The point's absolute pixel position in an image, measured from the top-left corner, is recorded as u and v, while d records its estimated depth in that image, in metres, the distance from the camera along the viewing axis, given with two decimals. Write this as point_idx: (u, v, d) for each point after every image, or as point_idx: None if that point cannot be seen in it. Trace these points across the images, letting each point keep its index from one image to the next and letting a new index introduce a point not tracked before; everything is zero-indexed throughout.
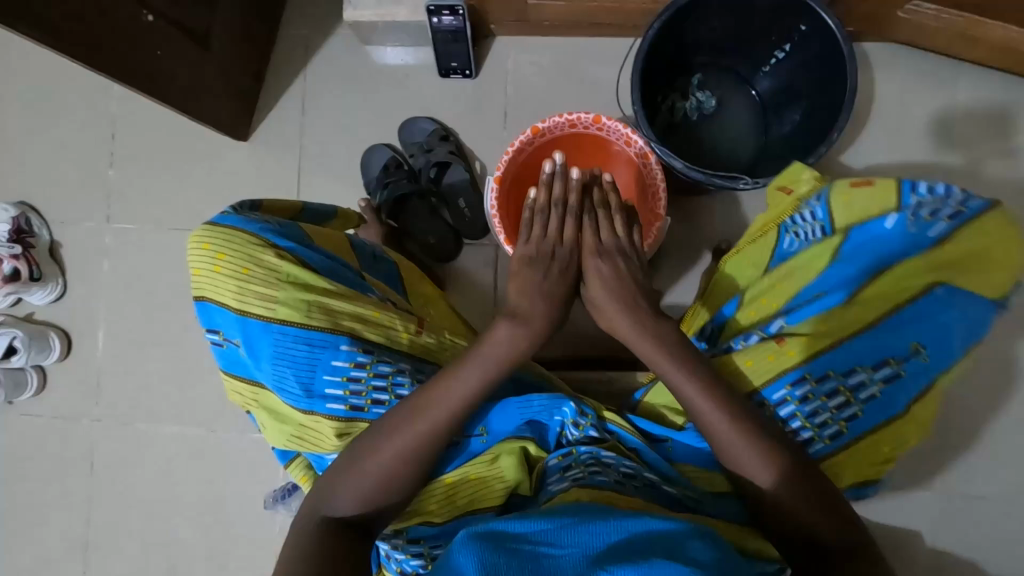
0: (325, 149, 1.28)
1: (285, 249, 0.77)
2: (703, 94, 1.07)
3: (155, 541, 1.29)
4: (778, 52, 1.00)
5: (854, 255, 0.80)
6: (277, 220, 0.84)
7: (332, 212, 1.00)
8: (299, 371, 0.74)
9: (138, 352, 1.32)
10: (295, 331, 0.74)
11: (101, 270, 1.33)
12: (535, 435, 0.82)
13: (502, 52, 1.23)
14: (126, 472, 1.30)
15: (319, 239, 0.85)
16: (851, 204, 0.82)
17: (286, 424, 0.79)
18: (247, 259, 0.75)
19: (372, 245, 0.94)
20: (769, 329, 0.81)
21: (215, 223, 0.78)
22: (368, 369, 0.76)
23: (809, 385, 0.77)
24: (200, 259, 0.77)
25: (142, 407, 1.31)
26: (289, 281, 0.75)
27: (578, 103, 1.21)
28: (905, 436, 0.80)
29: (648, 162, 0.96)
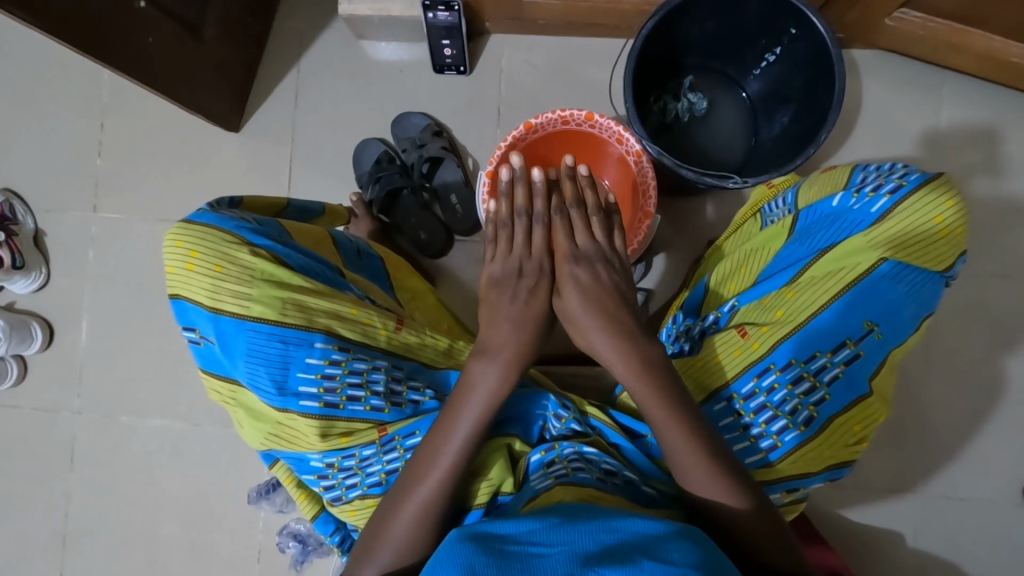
0: (318, 144, 1.27)
1: (261, 247, 0.73)
2: (694, 96, 1.08)
3: (137, 535, 1.27)
4: (768, 56, 1.01)
5: (805, 235, 0.79)
6: (255, 216, 0.81)
7: (321, 210, 1.01)
8: (273, 369, 0.71)
9: (122, 344, 1.30)
10: (269, 328, 0.70)
11: (87, 259, 1.31)
12: (519, 430, 0.83)
13: (496, 50, 1.23)
14: (108, 464, 1.28)
15: (297, 235, 0.83)
16: (814, 187, 0.82)
17: (263, 422, 0.75)
18: (221, 256, 0.71)
19: (356, 241, 0.93)
20: (724, 310, 0.82)
21: (188, 221, 0.74)
22: (343, 366, 0.73)
23: (774, 375, 0.74)
24: (173, 257, 0.72)
25: (125, 399, 1.29)
26: (263, 279, 0.71)
27: (571, 102, 1.22)
28: (874, 415, 0.76)
29: (639, 160, 0.96)
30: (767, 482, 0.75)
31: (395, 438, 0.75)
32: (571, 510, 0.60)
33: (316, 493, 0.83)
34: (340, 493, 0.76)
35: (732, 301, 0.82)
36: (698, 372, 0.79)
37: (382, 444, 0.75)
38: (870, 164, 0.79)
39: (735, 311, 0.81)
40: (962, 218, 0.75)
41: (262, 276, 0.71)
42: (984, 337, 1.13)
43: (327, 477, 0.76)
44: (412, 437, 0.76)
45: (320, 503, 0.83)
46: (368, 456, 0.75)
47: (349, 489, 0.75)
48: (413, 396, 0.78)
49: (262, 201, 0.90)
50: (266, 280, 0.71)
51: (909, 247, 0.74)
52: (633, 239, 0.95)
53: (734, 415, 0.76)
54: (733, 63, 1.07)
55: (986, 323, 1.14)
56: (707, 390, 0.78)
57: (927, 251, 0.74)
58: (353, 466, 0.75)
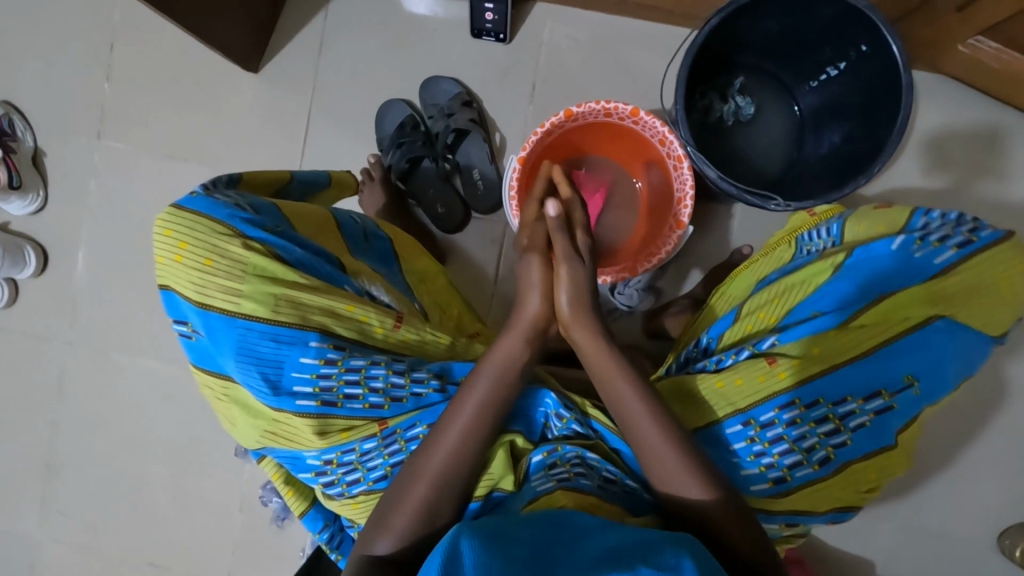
0: (339, 97, 1.21)
1: (254, 239, 0.68)
2: (743, 99, 1.03)
3: (122, 471, 1.27)
4: (830, 68, 0.94)
5: (855, 271, 0.71)
6: (249, 198, 0.74)
7: (326, 181, 0.93)
8: (267, 366, 0.67)
9: (118, 279, 1.27)
10: (261, 326, 0.66)
11: (88, 188, 1.26)
12: (522, 427, 0.80)
13: (540, 22, 1.16)
14: (97, 398, 1.27)
15: (294, 219, 0.76)
16: (866, 222, 0.76)
17: (259, 419, 0.72)
18: (211, 250, 0.66)
19: (363, 223, 0.87)
20: (760, 345, 0.72)
21: (180, 206, 0.69)
22: (339, 365, 0.69)
23: (798, 411, 0.68)
24: (162, 247, 0.68)
25: (119, 336, 1.27)
26: (254, 274, 0.66)
27: (611, 88, 1.15)
28: (891, 467, 0.72)
29: (681, 165, 0.90)
30: (767, 512, 0.72)
31: (396, 432, 0.73)
32: (574, 518, 0.59)
33: (304, 488, 0.80)
34: (341, 488, 0.73)
35: (771, 337, 0.72)
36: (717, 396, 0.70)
37: (382, 438, 0.72)
38: (933, 212, 0.74)
39: (772, 347, 0.71)
40: (1017, 288, 0.71)
41: (254, 270, 0.67)
42: (992, 387, 1.12)
43: (327, 472, 0.73)
44: (412, 429, 0.73)
45: (308, 500, 0.80)
46: (369, 450, 0.72)
47: (351, 484, 0.73)
48: (415, 389, 0.73)
49: (269, 174, 0.83)
50: (259, 274, 0.67)
51: (963, 305, 0.69)
52: (662, 246, 0.91)
53: (747, 442, 0.70)
54: (791, 69, 1.00)
55: (997, 373, 1.13)
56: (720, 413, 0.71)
57: (981, 313, 0.70)
58: (353, 461, 0.72)
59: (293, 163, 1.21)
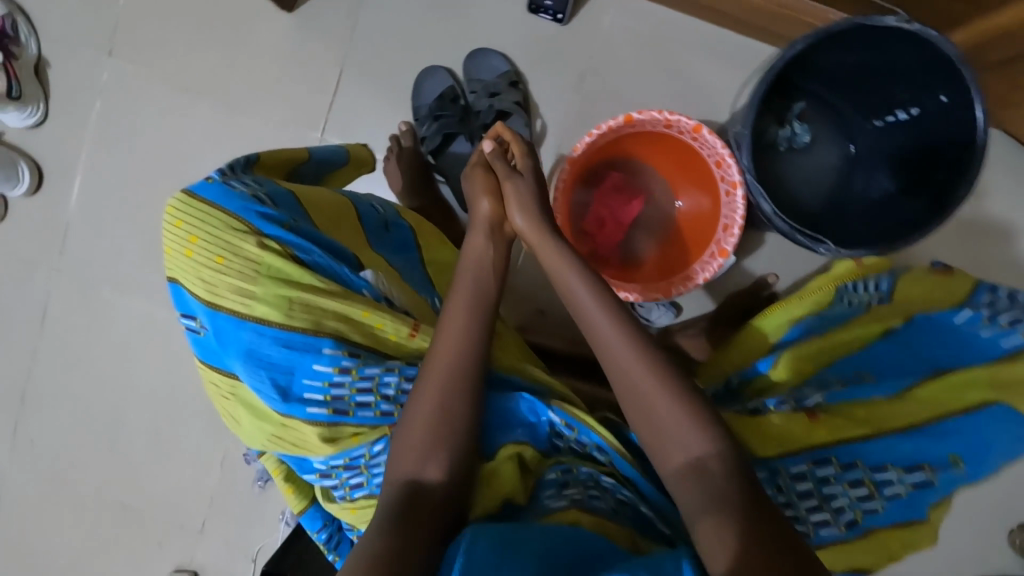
0: (374, 53, 1.13)
1: (270, 236, 0.59)
2: (800, 126, 0.98)
3: (99, 408, 1.23)
4: (900, 112, 0.89)
5: (913, 337, 0.72)
6: (262, 181, 0.66)
7: (344, 162, 0.88)
8: (276, 369, 0.58)
9: (116, 210, 1.20)
10: (271, 332, 0.57)
11: (93, 109, 1.18)
12: (524, 436, 0.70)
13: (599, 7, 1.09)
14: (81, 331, 1.22)
15: (315, 208, 0.68)
16: (919, 285, 0.75)
17: (266, 421, 0.61)
18: (223, 246, 0.59)
19: (384, 211, 0.80)
20: (803, 399, 0.68)
21: (193, 194, 0.61)
22: (353, 373, 0.59)
23: (832, 469, 0.64)
24: (172, 240, 0.61)
25: (111, 270, 1.21)
26: (267, 274, 0.58)
27: (664, 90, 1.09)
28: (916, 546, 0.67)
29: (734, 192, 0.85)
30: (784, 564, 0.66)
31: None
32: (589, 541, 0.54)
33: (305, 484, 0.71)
34: (344, 492, 0.62)
35: (816, 395, 0.68)
36: (752, 440, 0.65)
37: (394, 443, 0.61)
38: (997, 290, 0.74)
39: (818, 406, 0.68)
40: None
41: (267, 270, 0.58)
42: None
43: (330, 476, 0.61)
44: None
45: (309, 496, 0.70)
46: (379, 455, 0.61)
47: (354, 489, 0.61)
48: None
49: (284, 153, 0.76)
50: (272, 275, 0.58)
51: None
52: (699, 272, 0.87)
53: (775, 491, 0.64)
54: (858, 104, 0.95)
55: None
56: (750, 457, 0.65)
57: None
58: (361, 465, 0.61)
59: (318, 116, 1.14)
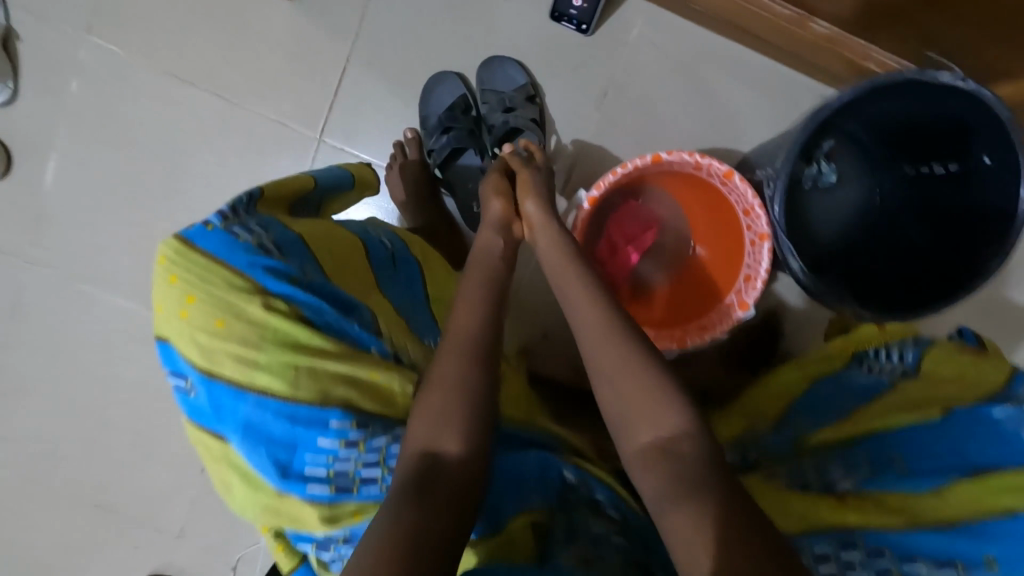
0: (383, 51, 1.05)
1: (275, 295, 0.57)
2: (826, 166, 0.93)
3: (74, 409, 1.17)
4: (936, 166, 0.85)
5: (964, 427, 0.62)
6: (262, 224, 0.62)
7: (350, 185, 0.84)
8: (279, 443, 0.55)
9: (94, 201, 1.11)
10: (276, 405, 0.55)
11: (69, 89, 1.09)
12: (540, 490, 0.69)
13: (626, 19, 1.02)
14: (54, 328, 1.15)
15: (326, 255, 0.65)
16: (952, 362, 0.70)
17: (260, 493, 0.57)
18: (225, 309, 0.56)
19: (393, 249, 0.76)
20: (829, 482, 0.65)
21: (195, 245, 0.58)
22: (360, 447, 0.56)
23: (857, 554, 0.58)
24: (168, 299, 0.58)
25: (88, 265, 1.12)
26: (272, 339, 0.55)
27: (692, 113, 1.02)
28: None
29: (760, 244, 0.80)
30: None
31: None
32: None
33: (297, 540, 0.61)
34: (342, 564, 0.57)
35: (845, 480, 0.65)
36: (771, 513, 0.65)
37: None
38: None
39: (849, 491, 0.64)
40: None
41: (271, 334, 0.56)
42: None
43: (328, 548, 0.57)
44: None
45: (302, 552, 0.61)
46: None
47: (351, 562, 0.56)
48: None
49: (289, 182, 0.72)
50: (276, 339, 0.56)
51: None
52: (717, 323, 0.83)
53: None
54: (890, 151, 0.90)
55: None
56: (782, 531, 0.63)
57: None
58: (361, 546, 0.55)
59: (320, 116, 1.07)
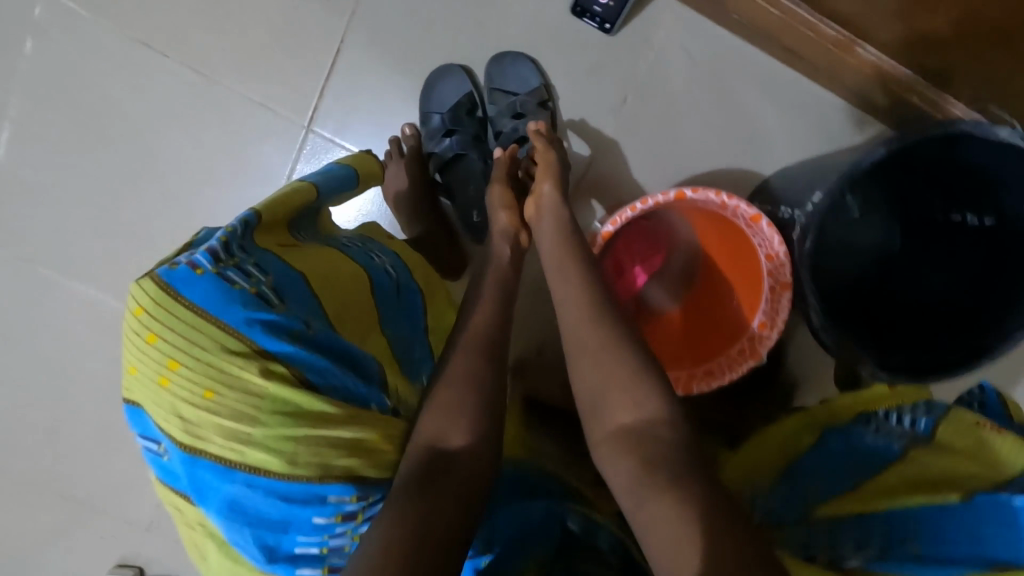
0: (382, 34, 0.95)
1: (275, 357, 0.48)
2: (854, 201, 0.82)
3: (31, 405, 1.08)
4: (969, 217, 0.80)
5: (968, 517, 0.57)
6: (262, 261, 0.52)
7: (354, 183, 0.73)
8: (269, 522, 0.49)
9: (51, 181, 1.00)
10: (272, 482, 0.47)
11: (24, 51, 0.97)
12: (537, 533, 0.65)
13: (653, 18, 0.92)
14: (7, 316, 1.05)
15: (329, 291, 0.56)
16: (970, 436, 0.63)
17: (241, 564, 0.52)
18: (215, 373, 0.46)
19: (394, 271, 0.68)
20: (836, 559, 0.63)
21: (176, 293, 0.47)
22: (359, 518, 0.51)
23: None
24: (140, 355, 0.47)
25: (46, 251, 1.02)
26: (271, 409, 0.47)
27: (717, 130, 0.94)
28: None
29: (779, 293, 0.75)
30: None
31: None
32: None
33: None
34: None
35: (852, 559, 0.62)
36: None
37: None
38: None
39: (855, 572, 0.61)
40: None
41: (271, 402, 0.47)
42: None
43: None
44: None
45: None
46: None
47: None
48: None
49: (286, 200, 0.60)
50: (276, 408, 0.47)
51: None
52: (725, 370, 0.78)
53: None
54: (920, 194, 0.83)
55: None
56: None
57: None
58: None
59: (309, 104, 0.96)
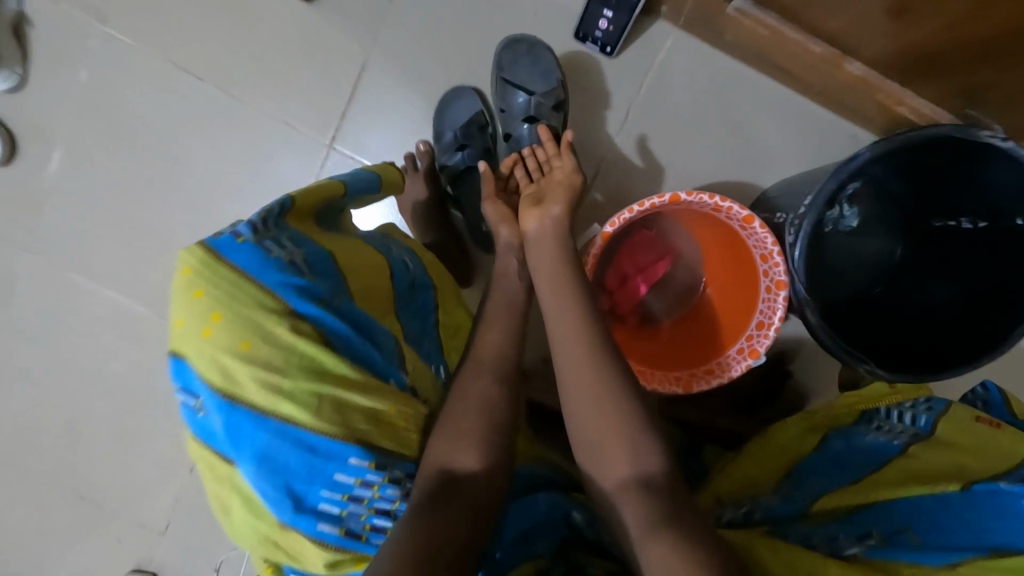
0: (401, 58, 1.03)
1: (305, 317, 0.51)
2: (849, 209, 0.89)
3: (61, 404, 1.14)
4: (963, 221, 0.80)
5: (967, 506, 0.59)
6: (298, 239, 0.57)
7: (377, 186, 0.79)
8: (293, 476, 0.51)
9: (93, 193, 1.09)
10: (299, 435, 0.50)
11: (77, 78, 1.07)
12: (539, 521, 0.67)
13: (652, 41, 0.99)
14: (45, 319, 1.12)
15: (350, 270, 0.60)
16: (967, 430, 0.66)
17: (262, 521, 0.53)
18: (252, 327, 0.49)
19: (411, 265, 0.72)
20: (840, 547, 0.61)
21: (220, 255, 0.51)
22: (376, 489, 0.54)
23: None
24: (184, 308, 0.50)
25: (85, 258, 1.10)
26: (300, 364, 0.50)
27: (715, 144, 0.99)
28: None
29: (775, 293, 0.77)
30: None
31: None
32: None
33: None
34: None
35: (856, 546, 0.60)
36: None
37: None
38: None
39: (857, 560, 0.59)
40: None
41: (300, 358, 0.50)
42: None
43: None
44: None
45: None
46: None
47: None
48: None
49: (319, 191, 0.65)
50: (304, 365, 0.50)
51: None
52: (726, 369, 0.80)
53: None
54: (917, 202, 0.85)
55: None
56: None
57: None
58: None
59: (332, 122, 1.04)
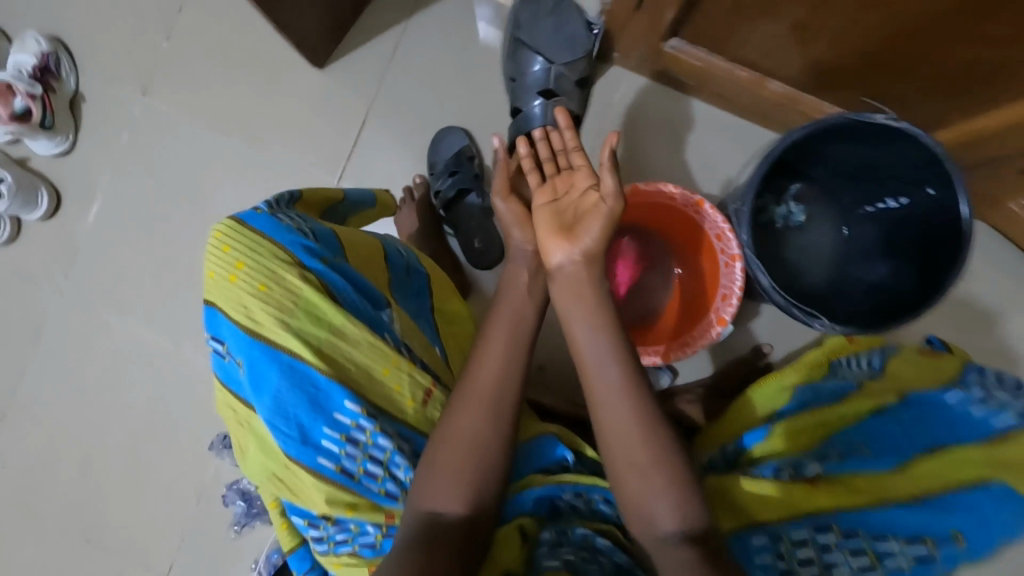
0: (398, 108, 1.20)
1: (311, 270, 0.61)
2: (795, 206, 1.03)
3: (77, 437, 1.19)
4: (890, 200, 0.94)
5: (906, 419, 0.71)
6: (308, 218, 0.68)
7: (373, 201, 0.91)
8: (298, 411, 0.58)
9: (124, 237, 1.22)
10: (303, 368, 0.58)
11: (120, 140, 1.24)
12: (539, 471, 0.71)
13: (610, 83, 1.17)
14: (70, 354, 1.20)
15: (351, 249, 0.71)
16: (909, 364, 0.77)
17: (271, 454, 0.60)
18: (268, 274, 0.59)
19: (407, 255, 0.82)
20: (803, 469, 0.69)
21: (245, 222, 0.63)
22: (369, 434, 0.60)
23: (833, 535, 0.64)
24: (216, 262, 0.61)
25: (112, 295, 1.20)
26: (304, 308, 0.59)
27: (673, 163, 1.15)
28: None
29: (732, 266, 0.88)
30: None
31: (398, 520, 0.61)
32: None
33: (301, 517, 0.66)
34: (327, 546, 0.61)
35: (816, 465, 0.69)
36: (753, 501, 0.65)
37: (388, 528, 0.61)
38: (981, 370, 0.75)
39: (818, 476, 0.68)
40: None
41: (305, 303, 0.59)
42: None
43: (318, 527, 0.61)
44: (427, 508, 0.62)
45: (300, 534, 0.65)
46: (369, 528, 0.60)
47: (338, 543, 0.60)
48: None
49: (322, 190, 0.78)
50: (308, 309, 0.59)
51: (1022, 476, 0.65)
52: (698, 339, 0.89)
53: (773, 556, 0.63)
54: (852, 194, 1.00)
55: None
56: (750, 516, 0.65)
57: None
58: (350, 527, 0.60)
59: (339, 164, 1.19)
